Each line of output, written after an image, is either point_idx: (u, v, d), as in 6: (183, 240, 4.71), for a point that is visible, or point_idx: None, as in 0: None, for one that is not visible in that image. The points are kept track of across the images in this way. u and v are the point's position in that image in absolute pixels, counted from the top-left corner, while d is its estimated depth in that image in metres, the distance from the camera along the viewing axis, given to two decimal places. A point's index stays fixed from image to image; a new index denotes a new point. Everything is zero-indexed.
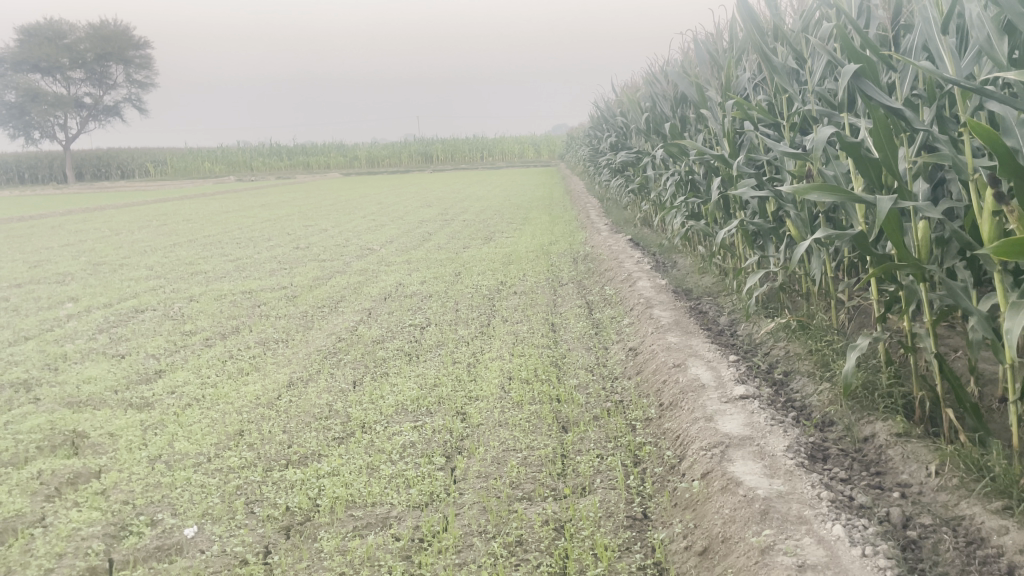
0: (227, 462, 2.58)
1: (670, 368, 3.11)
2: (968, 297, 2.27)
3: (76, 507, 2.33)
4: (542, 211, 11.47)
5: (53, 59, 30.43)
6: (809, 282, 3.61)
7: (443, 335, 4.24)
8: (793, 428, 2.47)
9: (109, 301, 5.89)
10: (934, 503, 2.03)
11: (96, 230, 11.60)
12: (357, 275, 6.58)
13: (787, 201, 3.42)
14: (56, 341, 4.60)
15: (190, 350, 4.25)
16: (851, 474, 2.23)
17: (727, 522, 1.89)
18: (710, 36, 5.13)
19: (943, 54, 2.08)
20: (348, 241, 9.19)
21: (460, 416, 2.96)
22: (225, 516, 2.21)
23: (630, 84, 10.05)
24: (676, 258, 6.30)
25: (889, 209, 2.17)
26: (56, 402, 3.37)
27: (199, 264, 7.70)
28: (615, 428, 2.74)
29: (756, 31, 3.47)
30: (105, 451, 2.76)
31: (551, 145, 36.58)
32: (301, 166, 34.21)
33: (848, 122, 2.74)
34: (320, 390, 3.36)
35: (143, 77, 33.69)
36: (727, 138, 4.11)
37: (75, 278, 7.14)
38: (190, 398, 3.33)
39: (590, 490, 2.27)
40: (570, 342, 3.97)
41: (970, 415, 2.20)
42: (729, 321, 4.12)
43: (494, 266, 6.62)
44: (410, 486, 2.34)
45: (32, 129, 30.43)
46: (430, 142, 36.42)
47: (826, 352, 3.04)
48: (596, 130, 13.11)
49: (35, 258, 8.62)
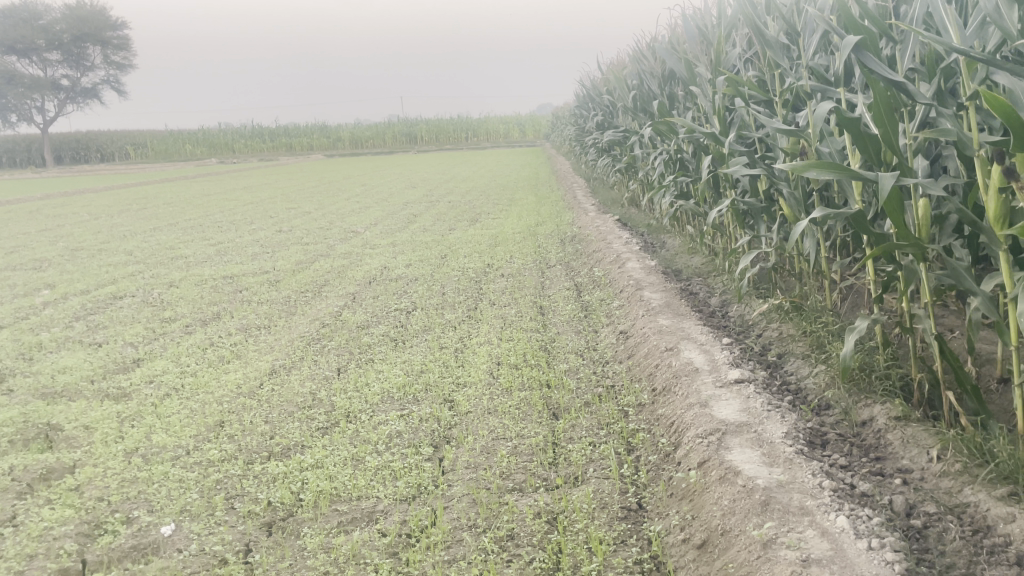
0: (207, 455, 2.49)
1: (662, 352, 3.05)
2: (971, 277, 2.20)
3: (49, 505, 2.23)
4: (528, 192, 11.36)
5: (28, 41, 29.77)
6: (802, 261, 3.53)
7: (430, 320, 4.16)
8: (791, 414, 2.40)
9: (87, 287, 5.75)
10: (937, 490, 1.97)
11: (77, 214, 11.42)
12: (342, 259, 6.48)
13: (781, 180, 3.35)
14: (31, 330, 4.48)
15: (169, 338, 4.14)
16: (851, 460, 2.17)
17: (726, 514, 1.82)
18: (699, 11, 5.02)
19: (947, 24, 2.01)
20: (331, 224, 9.05)
21: (447, 404, 2.87)
22: (204, 513, 2.13)
23: (617, 62, 9.91)
24: (665, 239, 6.23)
25: (892, 186, 2.08)
26: (31, 393, 3.27)
27: (179, 249, 7.56)
28: (606, 414, 2.67)
29: (749, 4, 3.36)
30: (80, 445, 2.67)
31: (536, 125, 36.27)
32: (284, 148, 33.81)
33: (844, 97, 2.65)
34: (304, 378, 3.27)
35: (122, 59, 33.15)
36: (717, 116, 4.02)
37: (52, 264, 6.98)
38: (169, 388, 3.23)
39: (582, 480, 2.20)
40: (559, 326, 3.90)
41: (972, 397, 2.13)
42: (720, 302, 4.06)
43: (481, 248, 6.52)
44: (396, 478, 2.26)
45: (9, 112, 29.95)
46: (414, 124, 36.12)
47: (821, 334, 2.98)
48: (581, 109, 12.98)
49: (10, 244, 8.44)
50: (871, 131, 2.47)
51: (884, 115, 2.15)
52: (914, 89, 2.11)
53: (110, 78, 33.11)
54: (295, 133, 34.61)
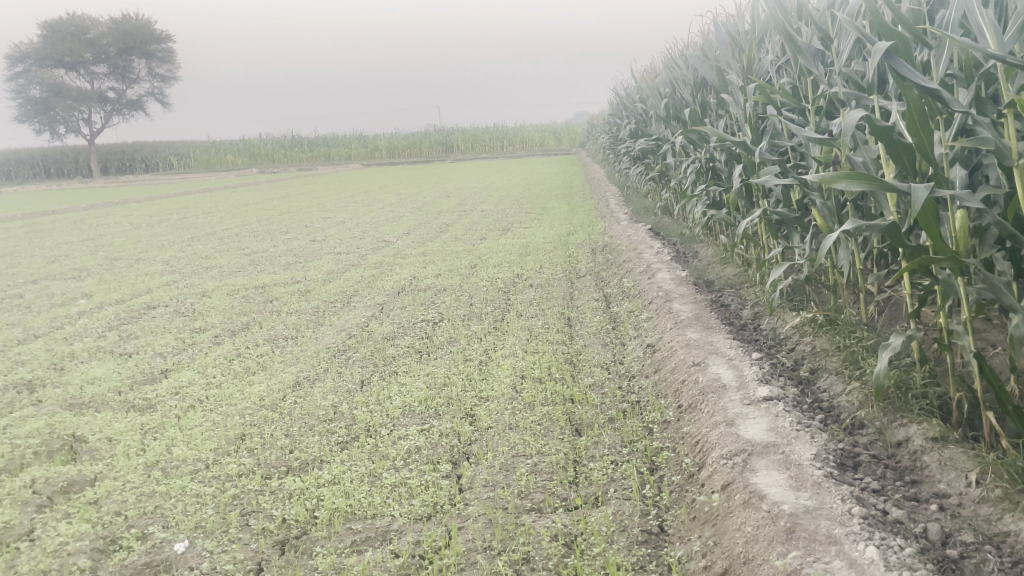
0: (226, 469, 2.48)
1: (689, 367, 2.97)
2: (1012, 292, 2.10)
3: (66, 518, 2.23)
4: (561, 201, 11.30)
5: (75, 54, 30.54)
6: (837, 273, 3.43)
7: (456, 331, 4.12)
8: (822, 434, 2.31)
9: (122, 296, 5.82)
10: (975, 517, 1.87)
11: (118, 223, 11.66)
12: (372, 269, 6.48)
13: (813, 189, 3.24)
14: (64, 340, 4.53)
15: (198, 348, 4.16)
16: (884, 484, 2.07)
17: (750, 541, 1.75)
18: (732, 17, 4.93)
19: (984, 28, 1.94)
20: (364, 233, 9.08)
21: (468, 419, 2.83)
22: (217, 530, 2.11)
23: (650, 69, 9.83)
24: (698, 249, 6.13)
25: (926, 198, 1.99)
26: (59, 404, 3.29)
27: (214, 258, 7.64)
28: (630, 431, 2.60)
29: (779, 10, 3.27)
30: (102, 457, 2.67)
31: (571, 133, 36.20)
32: (322, 157, 34.17)
33: (878, 105, 2.55)
34: (326, 391, 3.25)
35: (165, 71, 33.86)
36: (749, 124, 3.93)
37: (90, 274, 7.10)
38: (193, 400, 3.23)
39: (603, 501, 2.14)
40: (585, 338, 3.84)
41: (1013, 418, 2.02)
42: (752, 315, 3.97)
43: (511, 258, 6.47)
44: (412, 496, 2.22)
45: (57, 125, 30.72)
46: (450, 133, 36.26)
47: (856, 349, 2.88)
48: (615, 117, 12.91)
49: (52, 253, 8.62)
50: (905, 140, 2.37)
51: (918, 122, 2.06)
52: (949, 96, 2.02)
53: (154, 90, 33.80)
54: (333, 143, 35.07)
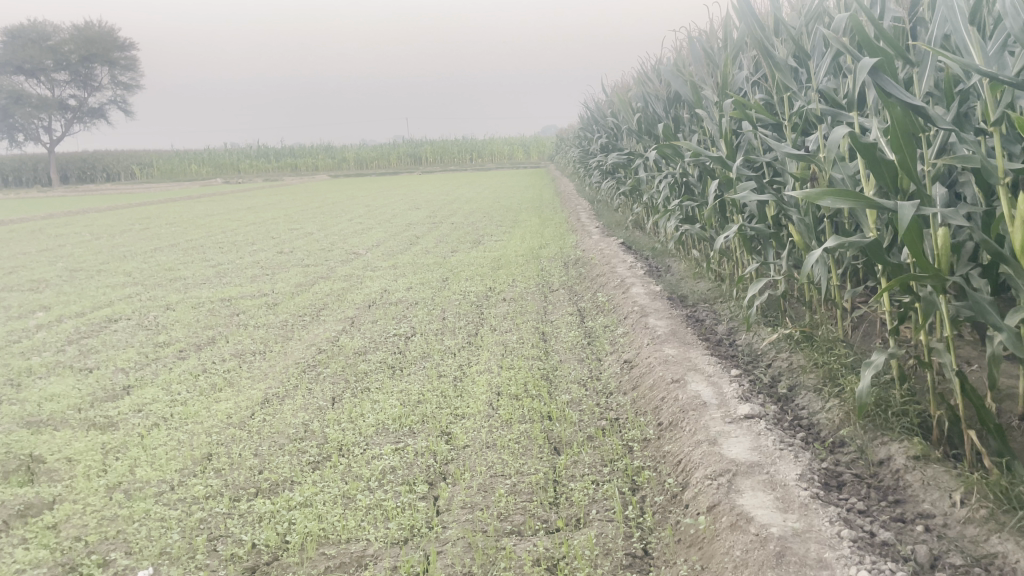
0: (192, 491, 2.38)
1: (668, 384, 2.93)
2: (996, 311, 2.08)
3: (23, 544, 2.12)
4: (531, 214, 11.29)
5: (36, 61, 29.96)
6: (812, 289, 3.43)
7: (429, 346, 4.04)
8: (805, 453, 2.28)
9: (82, 309, 5.66)
10: (962, 538, 1.85)
11: (77, 234, 11.39)
12: (342, 282, 6.38)
13: (789, 205, 3.23)
14: (22, 355, 4.37)
15: (162, 364, 4.04)
16: (869, 505, 2.05)
17: (740, 565, 1.70)
18: (706, 33, 4.94)
19: (969, 43, 1.94)
20: (333, 245, 8.96)
21: (444, 437, 2.76)
22: (183, 556, 2.02)
23: (621, 84, 9.88)
24: (670, 263, 6.13)
25: (912, 216, 1.97)
26: (15, 422, 3.16)
27: (178, 270, 7.47)
28: (610, 450, 2.55)
29: (757, 26, 3.26)
30: (60, 479, 2.56)
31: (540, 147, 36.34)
32: (289, 168, 33.86)
33: (858, 121, 2.54)
34: (297, 408, 3.16)
35: (129, 79, 33.38)
36: (723, 139, 3.91)
37: (49, 286, 6.89)
38: (157, 418, 3.12)
39: (585, 523, 2.08)
40: (561, 353, 3.80)
41: (995, 437, 2.00)
42: (727, 330, 3.96)
43: (483, 272, 6.41)
44: (388, 519, 2.15)
45: (16, 132, 30.07)
46: (419, 145, 36.21)
47: (834, 366, 2.86)
48: (586, 133, 12.95)
49: (10, 265, 8.36)
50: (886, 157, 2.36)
51: (902, 139, 2.04)
52: (933, 114, 2.01)
53: (116, 99, 33.26)
54: (300, 155, 34.83)
